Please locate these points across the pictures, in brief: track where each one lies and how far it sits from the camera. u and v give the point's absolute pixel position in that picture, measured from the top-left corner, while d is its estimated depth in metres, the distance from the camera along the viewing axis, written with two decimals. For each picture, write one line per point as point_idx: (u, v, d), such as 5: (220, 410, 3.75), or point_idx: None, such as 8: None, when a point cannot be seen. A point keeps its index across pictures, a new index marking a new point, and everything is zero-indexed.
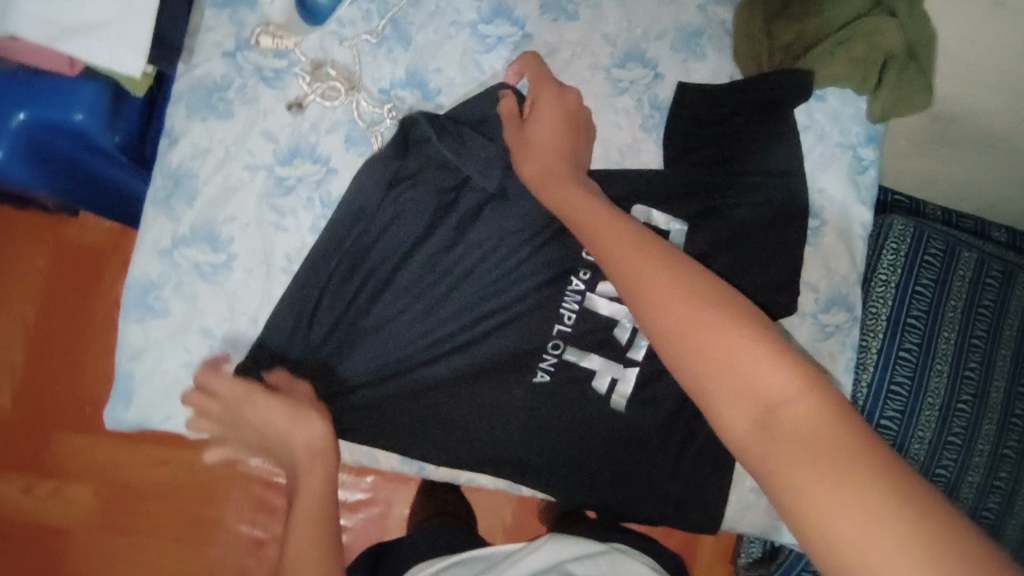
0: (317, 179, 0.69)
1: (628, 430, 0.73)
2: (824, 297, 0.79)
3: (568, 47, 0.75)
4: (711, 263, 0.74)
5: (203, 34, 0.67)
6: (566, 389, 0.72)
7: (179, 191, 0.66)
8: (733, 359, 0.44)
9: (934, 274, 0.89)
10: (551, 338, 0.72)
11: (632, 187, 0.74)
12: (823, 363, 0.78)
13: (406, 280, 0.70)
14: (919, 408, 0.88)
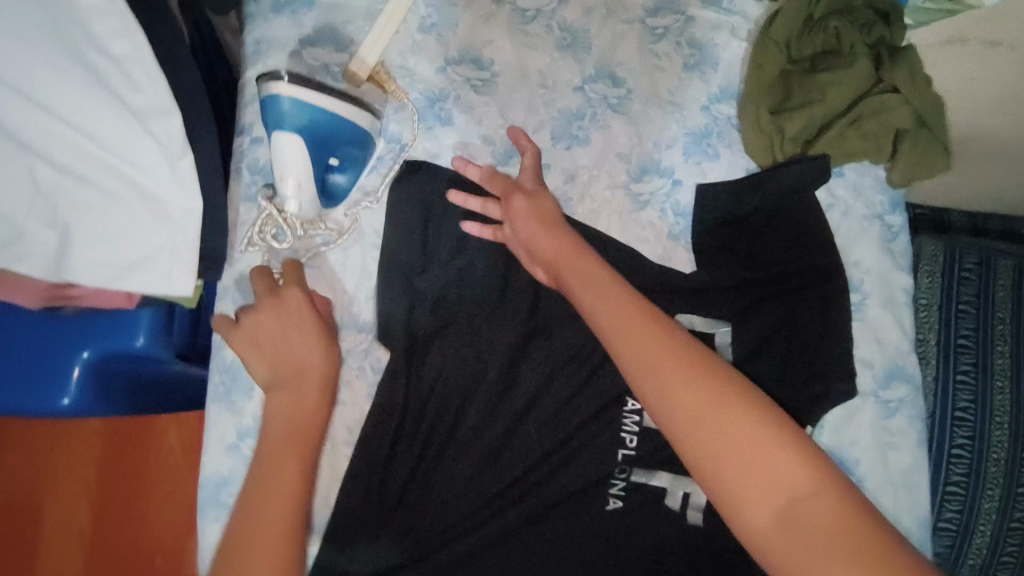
0: (364, 346, 0.71)
1: (717, 553, 0.69)
2: (881, 373, 0.78)
3: (584, 171, 0.77)
4: (763, 360, 0.75)
5: (239, 229, 0.69)
6: (644, 511, 0.70)
7: (237, 383, 0.68)
8: (756, 455, 0.48)
9: (974, 290, 0.88)
10: (617, 463, 0.71)
11: (673, 297, 0.74)
12: (894, 439, 0.77)
13: (469, 422, 0.71)
14: (988, 429, 0.84)
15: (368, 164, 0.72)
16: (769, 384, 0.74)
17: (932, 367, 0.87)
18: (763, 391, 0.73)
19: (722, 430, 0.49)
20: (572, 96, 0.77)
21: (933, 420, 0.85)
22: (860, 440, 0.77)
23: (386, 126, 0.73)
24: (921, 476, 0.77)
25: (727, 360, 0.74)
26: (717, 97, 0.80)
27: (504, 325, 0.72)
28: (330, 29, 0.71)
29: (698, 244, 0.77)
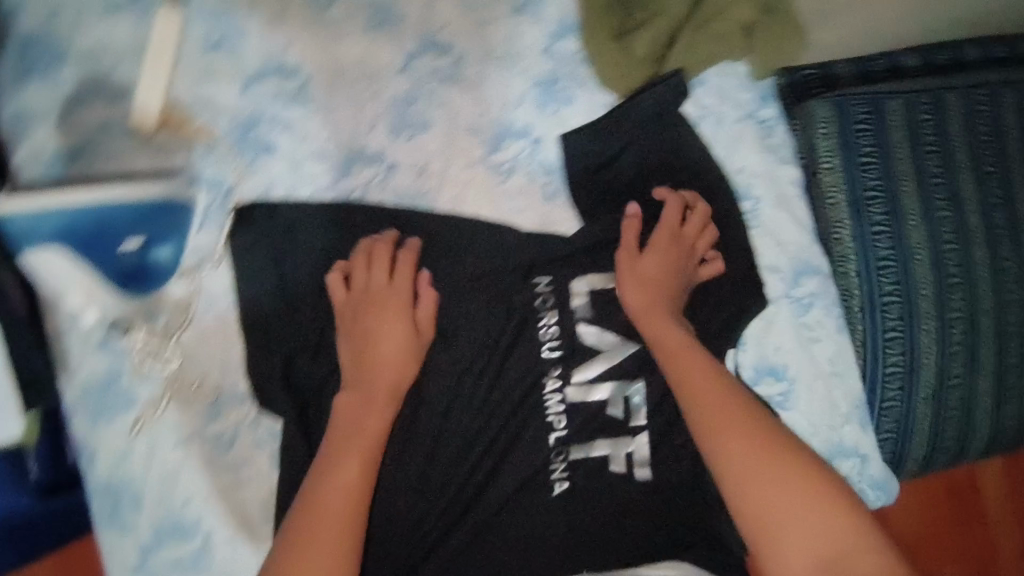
0: (250, 418, 0.64)
1: (666, 497, 0.68)
2: (789, 273, 0.76)
3: (436, 157, 0.70)
4: (669, 302, 0.69)
5: (68, 337, 0.62)
6: (590, 484, 0.67)
7: (123, 498, 0.62)
8: (778, 487, 0.57)
9: (871, 131, 0.80)
10: (551, 447, 0.67)
11: (561, 260, 0.70)
12: (817, 334, 0.77)
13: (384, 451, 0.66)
14: (913, 270, 0.79)
15: (189, 224, 0.65)
16: (682, 328, 0.68)
17: (846, 229, 0.80)
18: None
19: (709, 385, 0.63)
20: (399, 79, 0.69)
21: (861, 285, 0.80)
22: (784, 346, 0.76)
23: (200, 173, 0.65)
24: (849, 360, 0.78)
25: None
26: (557, 35, 0.72)
27: (388, 346, 0.63)
28: (95, 82, 0.63)
29: (575, 195, 0.72)
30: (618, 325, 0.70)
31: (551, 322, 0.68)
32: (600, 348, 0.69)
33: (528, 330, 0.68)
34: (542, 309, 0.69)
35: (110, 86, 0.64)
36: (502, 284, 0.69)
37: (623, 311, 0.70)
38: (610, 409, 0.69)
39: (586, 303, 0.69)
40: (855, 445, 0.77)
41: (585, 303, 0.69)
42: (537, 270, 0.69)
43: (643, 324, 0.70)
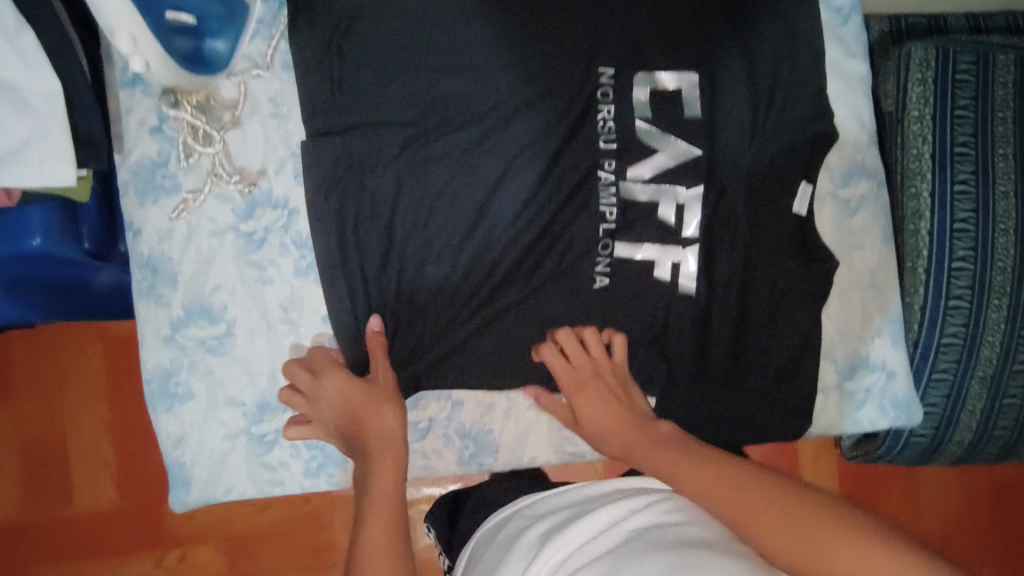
0: (282, 223, 0.68)
1: (677, 329, 0.71)
2: (839, 170, 0.73)
3: (437, 38, 0.68)
4: (726, 147, 0.70)
5: (124, 117, 0.66)
6: (623, 293, 0.70)
7: (161, 277, 0.67)
8: (743, 493, 0.53)
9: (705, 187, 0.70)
10: (599, 239, 0.69)
11: (608, 126, 0.69)
12: (859, 239, 0.73)
13: (412, 250, 0.68)
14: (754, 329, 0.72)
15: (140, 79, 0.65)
16: (738, 175, 0.70)
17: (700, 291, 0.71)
18: (728, 176, 0.70)
19: (753, 504, 0.51)
20: None
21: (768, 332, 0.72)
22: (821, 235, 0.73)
23: None
24: (897, 269, 0.73)
25: (693, 156, 0.70)
26: None
27: (381, 142, 0.68)
28: None
29: (615, 60, 0.69)
30: (682, 181, 0.70)
31: (609, 175, 0.69)
32: (659, 201, 0.70)
33: (580, 161, 0.69)
34: (601, 105, 0.69)
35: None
36: (552, 130, 0.69)
37: (635, 199, 0.69)
38: (653, 281, 0.70)
39: (650, 137, 0.69)
40: (881, 359, 0.73)
41: (612, 176, 0.69)
42: (587, 125, 0.69)
43: (679, 220, 0.70)
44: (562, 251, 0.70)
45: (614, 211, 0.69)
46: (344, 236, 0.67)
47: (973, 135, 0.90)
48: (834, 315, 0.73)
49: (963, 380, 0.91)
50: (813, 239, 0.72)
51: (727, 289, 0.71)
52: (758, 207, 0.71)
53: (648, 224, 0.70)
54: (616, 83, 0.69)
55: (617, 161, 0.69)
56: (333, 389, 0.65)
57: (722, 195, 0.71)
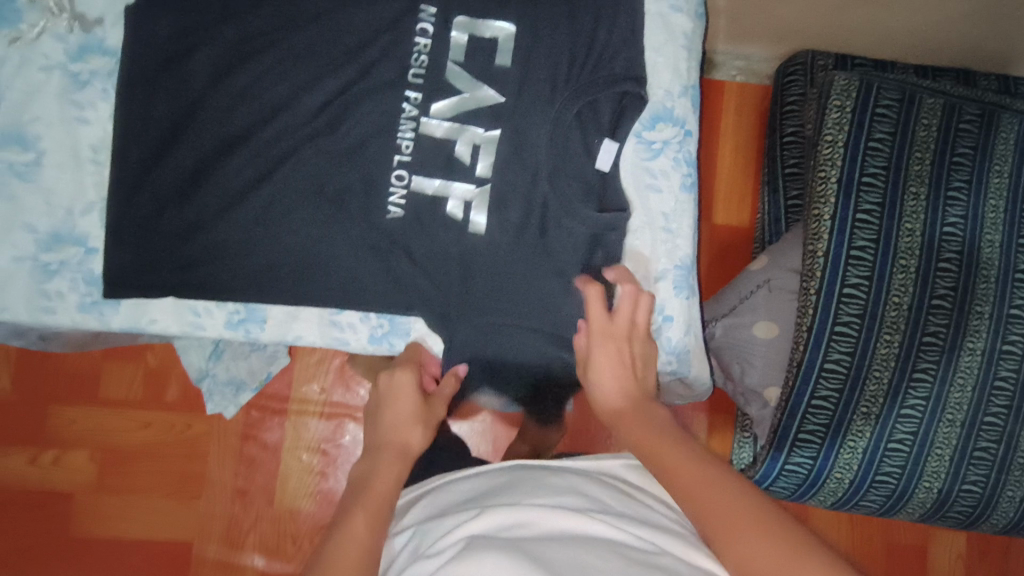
0: (108, 70, 0.73)
1: (467, 249, 0.73)
2: (649, 113, 0.75)
3: None
4: (531, 89, 0.75)
5: None
6: (419, 211, 0.73)
7: None
8: (714, 490, 0.50)
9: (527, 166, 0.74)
10: (394, 169, 0.74)
11: (421, 60, 0.74)
12: (657, 183, 0.74)
13: (225, 127, 0.74)
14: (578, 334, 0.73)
15: None
16: (539, 112, 0.74)
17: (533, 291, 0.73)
18: (529, 112, 0.74)
19: (692, 476, 0.52)
20: None
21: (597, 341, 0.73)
22: (622, 182, 0.74)
23: None
24: (691, 221, 0.74)
25: (498, 101, 0.74)
26: None
27: (214, 22, 0.74)
28: None
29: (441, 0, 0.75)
30: (483, 115, 0.74)
31: (411, 102, 0.74)
32: (456, 138, 0.74)
33: (391, 67, 0.74)
34: (419, 36, 0.75)
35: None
36: (363, 49, 0.74)
37: (434, 136, 0.74)
38: (442, 204, 0.74)
39: (457, 75, 0.75)
40: (662, 305, 0.73)
41: (414, 109, 0.74)
42: (401, 53, 0.74)
43: (474, 153, 0.74)
44: (364, 151, 0.74)
45: (409, 137, 0.74)
46: (163, 100, 0.73)
47: (879, 180, 0.99)
48: (628, 251, 0.74)
49: (849, 398, 0.97)
50: (613, 176, 0.74)
51: (517, 218, 0.73)
52: (561, 147, 0.74)
53: (447, 152, 0.74)
54: (436, 21, 0.75)
55: (422, 92, 0.74)
56: (409, 409, 0.69)
57: (524, 132, 0.74)
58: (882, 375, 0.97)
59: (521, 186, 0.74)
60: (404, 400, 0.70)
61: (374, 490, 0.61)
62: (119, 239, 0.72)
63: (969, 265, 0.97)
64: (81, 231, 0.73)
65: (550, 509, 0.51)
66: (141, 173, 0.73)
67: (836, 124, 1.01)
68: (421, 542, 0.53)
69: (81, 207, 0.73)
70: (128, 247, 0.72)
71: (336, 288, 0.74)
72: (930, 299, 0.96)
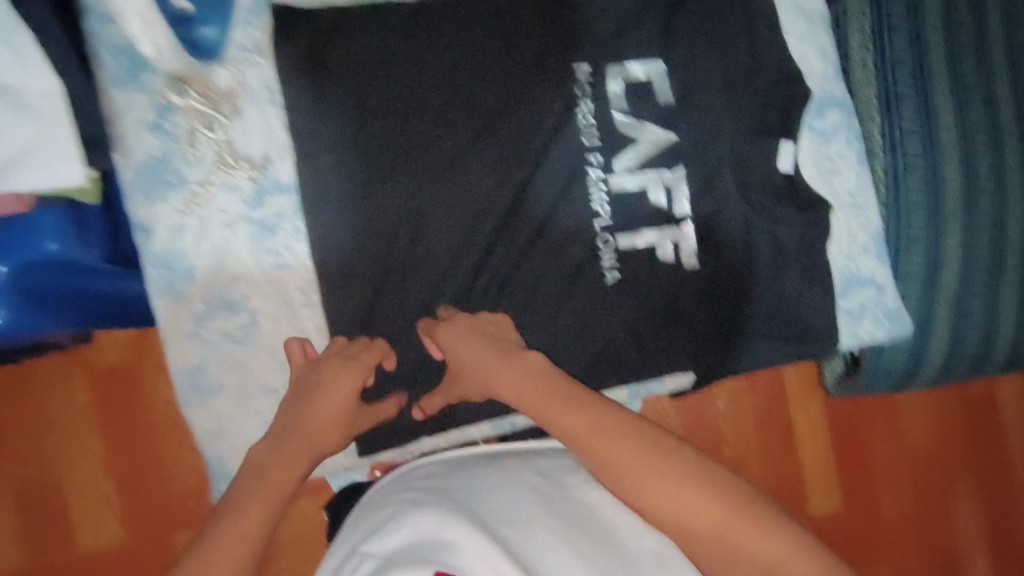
0: (293, 207, 0.69)
1: (697, 278, 0.75)
2: (814, 103, 0.78)
3: (414, 23, 0.70)
4: (706, 107, 0.75)
5: (121, 116, 0.65)
6: (636, 260, 0.74)
7: (178, 273, 0.67)
8: (652, 473, 0.53)
9: (724, 187, 0.75)
10: (599, 235, 0.74)
11: (589, 120, 0.73)
12: (837, 165, 0.78)
13: (427, 227, 0.70)
14: (799, 317, 0.77)
15: (124, 83, 0.64)
16: (714, 128, 0.75)
17: (750, 298, 0.76)
18: (707, 134, 0.75)
19: (631, 452, 0.54)
20: None
21: (814, 322, 0.77)
22: (805, 171, 0.78)
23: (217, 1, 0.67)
24: (871, 193, 0.79)
25: (671, 139, 0.74)
26: None
27: (378, 120, 0.69)
28: None
29: (591, 50, 0.73)
30: (671, 148, 0.75)
31: (597, 164, 0.73)
32: (649, 180, 0.74)
33: (567, 123, 0.73)
34: (579, 99, 0.73)
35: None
36: (534, 138, 0.72)
37: (626, 189, 0.74)
38: (654, 253, 0.75)
39: (629, 122, 0.74)
40: (872, 275, 0.79)
41: (600, 171, 0.73)
42: (571, 118, 0.73)
43: (670, 193, 0.75)
44: (571, 216, 0.73)
45: (606, 200, 0.73)
46: (355, 222, 0.69)
47: (913, 85, 0.91)
48: (831, 236, 0.78)
49: (933, 291, 0.93)
50: (796, 174, 0.77)
51: (727, 240, 0.75)
52: (750, 158, 0.75)
53: (646, 197, 0.74)
54: (593, 69, 0.73)
55: (603, 153, 0.73)
56: (335, 402, 0.63)
57: (712, 153, 0.75)
58: (955, 267, 0.93)
59: (726, 209, 0.75)
60: (323, 411, 0.62)
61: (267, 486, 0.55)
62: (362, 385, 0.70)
63: (998, 138, 0.92)
64: None
65: (497, 524, 0.49)
66: (367, 307, 0.70)
67: (864, 45, 0.92)
68: (372, 521, 0.53)
69: None
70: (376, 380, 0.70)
71: (587, 351, 0.74)
72: (977, 177, 0.92)
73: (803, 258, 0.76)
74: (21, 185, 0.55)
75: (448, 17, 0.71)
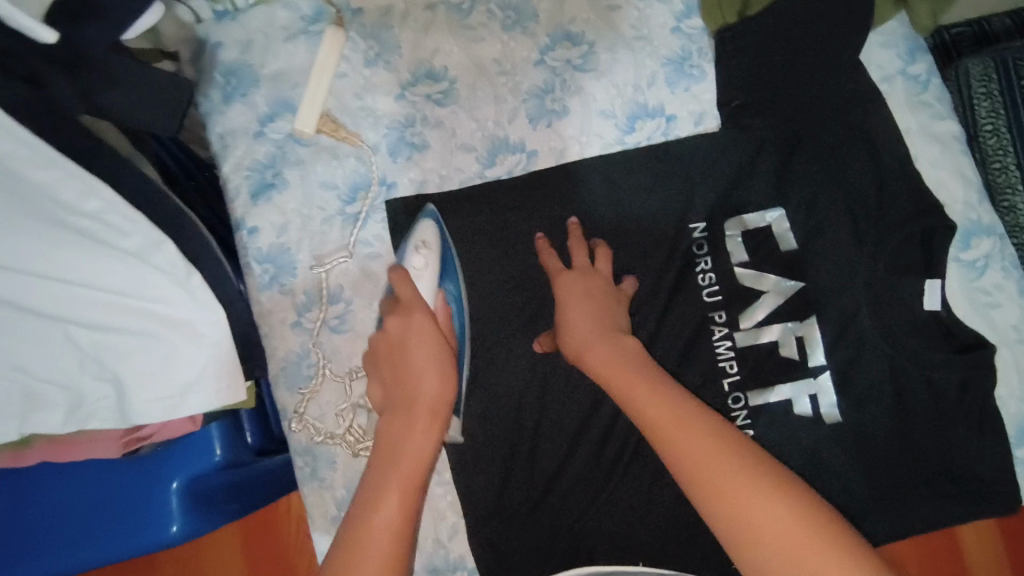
0: None
1: (844, 432, 0.70)
2: (958, 234, 0.71)
3: (527, 194, 0.72)
4: (835, 250, 0.71)
5: (269, 318, 0.71)
6: (771, 419, 0.70)
7: (320, 461, 0.71)
8: (744, 497, 0.48)
9: (865, 332, 0.70)
10: (729, 394, 0.70)
11: (709, 278, 0.71)
12: (995, 298, 0.71)
13: (552, 399, 0.70)
14: (970, 468, 0.69)
15: (270, 288, 0.71)
16: (846, 272, 0.71)
17: (908, 451, 0.69)
18: (839, 279, 0.71)
19: (722, 471, 0.49)
20: (535, 73, 0.74)
21: (991, 472, 0.68)
22: (956, 306, 0.71)
23: (344, 202, 0.73)
24: None
25: (798, 287, 0.71)
26: (682, 14, 0.75)
27: (498, 295, 0.71)
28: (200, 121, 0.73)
29: (705, 207, 0.72)
30: (801, 297, 0.71)
31: (721, 323, 0.71)
32: (780, 332, 0.70)
33: (687, 280, 0.71)
34: (696, 256, 0.72)
35: (251, 160, 0.72)
36: (654, 296, 0.71)
37: (755, 345, 0.71)
38: (792, 409, 0.70)
39: (752, 276, 0.71)
40: None
41: (725, 329, 0.71)
42: (689, 277, 0.71)
43: (805, 346, 0.70)
44: (698, 375, 0.71)
45: (733, 360, 0.70)
46: (481, 398, 0.70)
47: None
48: (998, 377, 0.70)
49: None
50: (948, 312, 0.70)
51: (873, 391, 0.70)
52: (891, 301, 0.70)
53: (776, 353, 0.70)
54: (708, 225, 0.72)
55: (726, 310, 0.71)
56: (431, 379, 0.59)
57: (846, 299, 0.71)
58: None
59: (867, 357, 0.70)
60: (422, 427, 0.57)
61: (395, 471, 0.55)
62: (498, 563, 0.69)
63: None
64: (455, 554, 0.71)
65: None
66: (498, 485, 0.70)
67: None
68: None
69: (447, 529, 0.71)
70: (511, 556, 0.69)
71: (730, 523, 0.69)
72: None
73: (968, 406, 0.69)
74: (196, 406, 0.61)
75: (581, 165, 0.73)
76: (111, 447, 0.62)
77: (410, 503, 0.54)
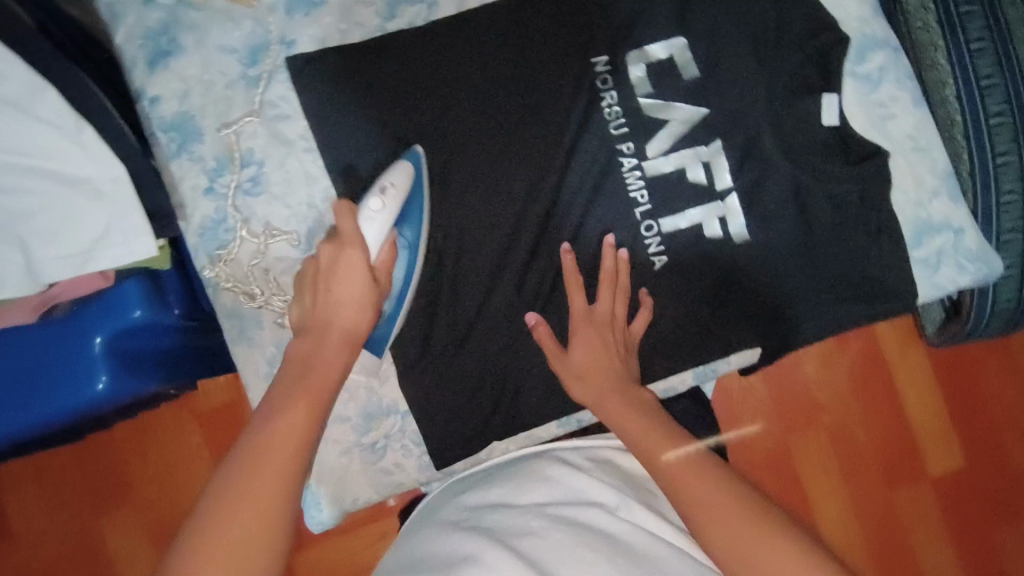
0: None
1: (751, 250, 0.72)
2: (852, 50, 0.73)
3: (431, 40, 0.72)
4: (737, 73, 0.72)
5: (179, 185, 0.71)
6: (681, 243, 0.73)
7: (247, 322, 0.72)
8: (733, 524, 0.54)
9: (769, 151, 0.72)
10: (641, 222, 0.72)
11: (615, 111, 0.72)
12: (889, 109, 0.73)
13: (469, 242, 0.72)
14: (867, 270, 0.73)
15: (178, 154, 0.71)
16: (749, 94, 0.72)
17: (811, 261, 0.72)
18: (742, 101, 0.72)
19: (716, 506, 0.55)
20: None
21: (888, 272, 0.72)
22: (853, 120, 0.74)
23: (245, 65, 0.72)
24: (932, 131, 0.73)
25: (703, 113, 0.72)
26: None
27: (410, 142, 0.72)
28: None
29: (607, 43, 0.73)
30: (706, 123, 0.72)
31: (629, 154, 0.72)
32: (685, 158, 0.72)
33: (593, 114, 0.72)
34: (601, 90, 0.72)
35: (142, 26, 0.70)
36: (562, 134, 0.72)
37: (663, 173, 0.72)
38: (701, 232, 0.73)
39: (657, 106, 0.72)
40: (946, 218, 0.73)
41: (634, 159, 0.72)
42: (596, 111, 0.72)
43: (711, 171, 0.72)
44: (609, 207, 0.72)
45: (643, 190, 0.72)
46: None
47: None
48: (894, 184, 0.73)
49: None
50: (845, 126, 0.72)
51: (777, 208, 0.72)
52: (791, 119, 0.72)
53: (684, 179, 0.72)
54: (612, 59, 0.72)
55: (634, 140, 0.72)
56: (349, 291, 0.62)
57: (750, 121, 0.72)
58: None
59: (772, 176, 0.72)
60: (334, 351, 0.61)
61: (298, 390, 0.57)
62: (429, 401, 0.73)
63: None
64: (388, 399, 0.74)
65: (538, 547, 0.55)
66: (423, 328, 0.72)
67: None
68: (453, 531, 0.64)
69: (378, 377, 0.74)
70: (440, 393, 0.72)
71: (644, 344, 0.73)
72: None
73: (865, 213, 0.72)
74: (109, 262, 0.61)
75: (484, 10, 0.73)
76: (23, 310, 0.62)
77: (313, 420, 0.56)
